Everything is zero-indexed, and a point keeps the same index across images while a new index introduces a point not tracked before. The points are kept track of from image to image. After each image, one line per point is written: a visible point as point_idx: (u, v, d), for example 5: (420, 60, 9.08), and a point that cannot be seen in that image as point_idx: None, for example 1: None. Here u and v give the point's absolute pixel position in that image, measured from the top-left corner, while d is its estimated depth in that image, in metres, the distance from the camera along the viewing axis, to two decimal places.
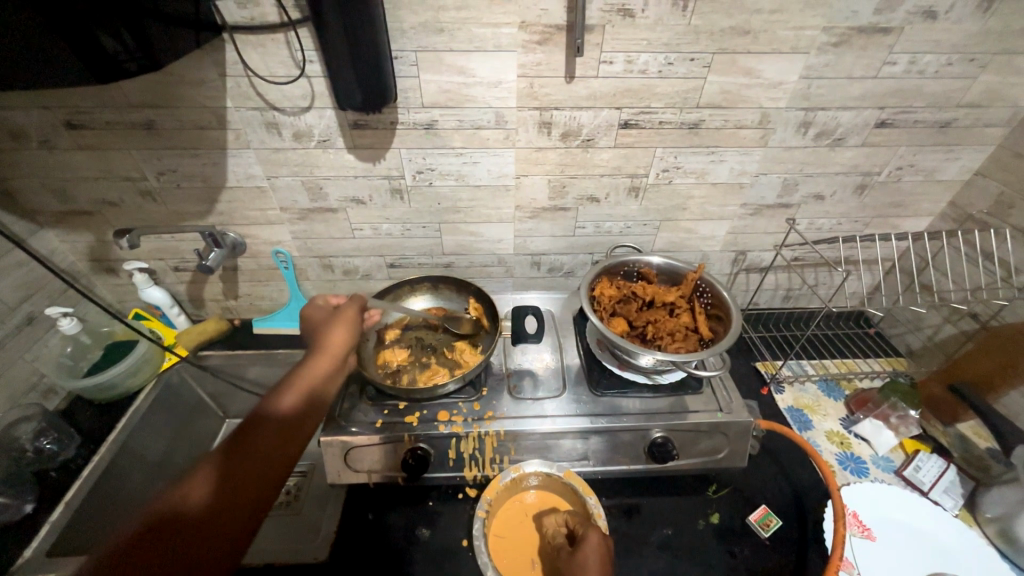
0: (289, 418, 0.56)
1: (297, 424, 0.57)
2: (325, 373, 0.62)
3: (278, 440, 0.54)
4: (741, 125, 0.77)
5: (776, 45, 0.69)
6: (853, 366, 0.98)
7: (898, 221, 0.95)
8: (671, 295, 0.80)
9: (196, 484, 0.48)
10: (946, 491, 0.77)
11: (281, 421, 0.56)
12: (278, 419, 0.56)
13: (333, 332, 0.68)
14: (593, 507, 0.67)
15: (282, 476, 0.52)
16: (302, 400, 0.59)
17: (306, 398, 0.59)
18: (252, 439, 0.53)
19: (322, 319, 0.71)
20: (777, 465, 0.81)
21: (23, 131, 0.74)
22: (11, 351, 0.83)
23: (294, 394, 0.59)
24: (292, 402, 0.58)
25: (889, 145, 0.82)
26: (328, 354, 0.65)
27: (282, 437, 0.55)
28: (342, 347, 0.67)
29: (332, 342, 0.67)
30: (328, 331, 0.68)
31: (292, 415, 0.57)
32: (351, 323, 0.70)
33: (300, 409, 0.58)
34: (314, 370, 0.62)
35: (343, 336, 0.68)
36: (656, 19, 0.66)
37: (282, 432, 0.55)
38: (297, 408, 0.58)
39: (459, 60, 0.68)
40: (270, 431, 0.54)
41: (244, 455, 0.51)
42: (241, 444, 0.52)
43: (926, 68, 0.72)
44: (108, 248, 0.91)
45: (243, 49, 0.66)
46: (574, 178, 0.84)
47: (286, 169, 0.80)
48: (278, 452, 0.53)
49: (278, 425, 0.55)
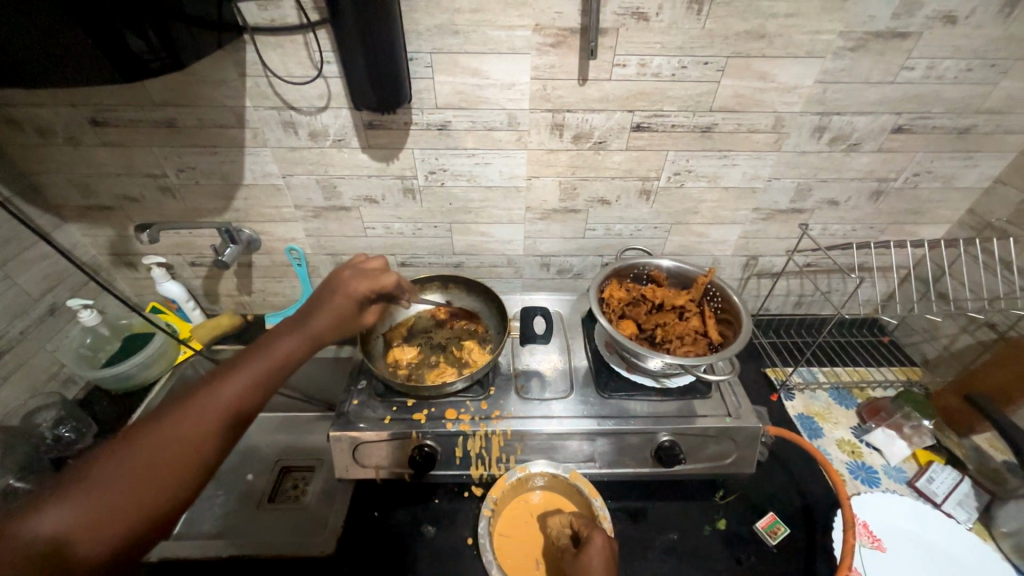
0: (236, 395, 0.45)
1: (261, 392, 0.47)
2: (314, 347, 0.53)
3: (199, 438, 0.41)
4: (754, 129, 0.77)
5: (791, 49, 0.68)
6: (865, 374, 0.97)
7: (915, 228, 0.93)
8: (681, 299, 0.79)
9: (126, 493, 0.37)
10: (959, 504, 0.76)
11: (214, 406, 0.43)
12: (219, 403, 0.43)
13: (344, 316, 0.57)
14: (599, 509, 0.68)
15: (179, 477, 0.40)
16: (256, 380, 0.46)
17: (265, 381, 0.47)
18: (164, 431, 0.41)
19: (350, 296, 0.59)
20: (787, 472, 0.80)
21: (50, 128, 0.76)
22: (33, 341, 0.85)
23: (275, 353, 0.49)
24: (246, 380, 0.46)
25: (906, 151, 0.81)
26: (322, 329, 0.54)
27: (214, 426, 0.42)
28: (339, 332, 0.57)
29: (340, 317, 0.57)
30: (341, 307, 0.58)
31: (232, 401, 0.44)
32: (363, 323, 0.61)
33: (258, 389, 0.46)
34: (296, 338, 0.51)
35: (337, 325, 0.56)
36: (670, 22, 0.66)
37: (214, 424, 0.42)
38: (252, 391, 0.46)
39: (473, 62, 0.69)
40: (195, 430, 0.41)
41: (166, 465, 0.39)
42: (165, 447, 0.40)
43: (945, 73, 0.71)
44: (128, 243, 0.94)
45: (262, 50, 0.68)
46: (585, 180, 0.84)
47: (301, 167, 0.81)
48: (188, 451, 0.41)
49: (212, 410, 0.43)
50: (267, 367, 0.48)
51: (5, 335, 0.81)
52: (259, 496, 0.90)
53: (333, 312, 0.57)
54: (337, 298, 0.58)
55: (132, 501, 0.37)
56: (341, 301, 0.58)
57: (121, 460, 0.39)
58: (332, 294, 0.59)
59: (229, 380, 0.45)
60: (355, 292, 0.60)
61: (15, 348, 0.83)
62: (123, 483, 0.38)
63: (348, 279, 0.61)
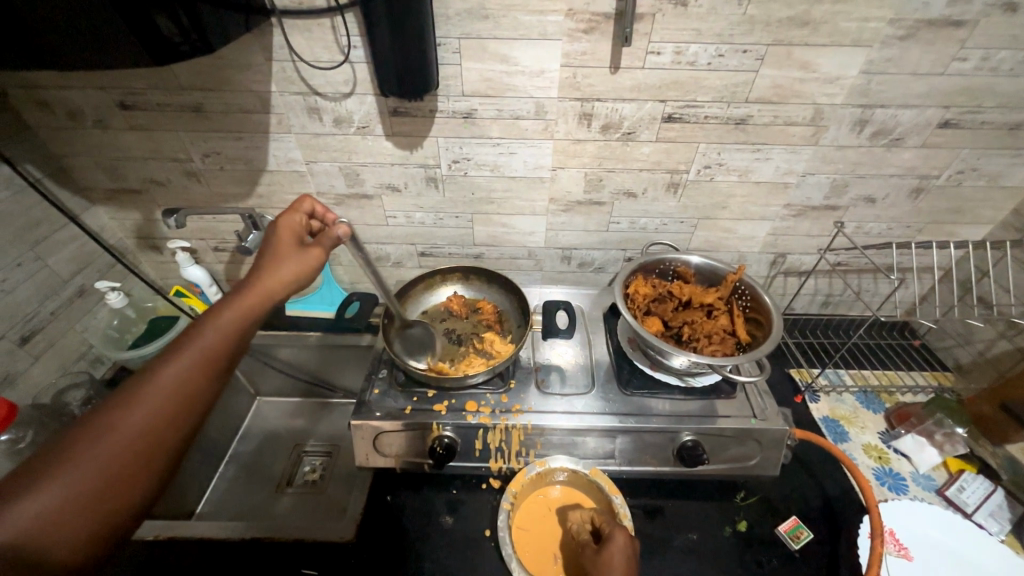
0: (182, 383, 0.42)
1: (214, 375, 0.44)
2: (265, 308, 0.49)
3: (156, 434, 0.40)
4: (791, 122, 0.74)
5: (837, 37, 0.65)
6: (895, 378, 0.94)
7: (954, 228, 0.89)
8: (709, 296, 0.77)
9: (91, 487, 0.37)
10: (991, 515, 0.74)
11: (163, 396, 0.41)
12: (164, 392, 0.41)
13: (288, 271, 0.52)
14: (618, 507, 0.67)
15: (143, 468, 0.39)
16: (205, 359, 0.43)
17: (208, 365, 0.43)
18: (124, 423, 0.39)
19: (286, 244, 0.54)
20: (810, 476, 0.79)
21: (79, 110, 0.77)
22: (64, 320, 0.87)
23: (220, 328, 0.45)
24: (188, 368, 0.42)
25: (952, 146, 0.77)
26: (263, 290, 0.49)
27: (167, 416, 0.41)
28: (288, 286, 0.52)
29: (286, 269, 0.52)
30: (285, 256, 0.53)
31: (188, 389, 0.42)
32: (310, 270, 0.54)
33: (205, 373, 0.43)
34: (243, 304, 0.47)
35: (293, 277, 0.52)
36: (709, 9, 0.63)
37: (166, 417, 0.41)
38: (202, 377, 0.43)
39: (502, 48, 0.67)
40: (146, 425, 0.40)
41: (122, 464, 0.38)
42: (117, 446, 0.38)
43: (1001, 65, 0.67)
44: (154, 227, 0.95)
45: (290, 34, 0.67)
46: (611, 171, 0.82)
47: (324, 154, 0.81)
48: (153, 440, 0.40)
49: (165, 399, 0.41)
50: (213, 346, 0.44)
51: (37, 316, 0.82)
52: (277, 479, 0.92)
53: (280, 268, 0.52)
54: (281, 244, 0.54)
55: (101, 499, 0.37)
56: (285, 250, 0.53)
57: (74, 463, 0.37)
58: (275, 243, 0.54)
59: (168, 362, 0.42)
60: (288, 233, 0.56)
61: (46, 327, 0.84)
62: (83, 482, 0.37)
63: (282, 231, 0.56)
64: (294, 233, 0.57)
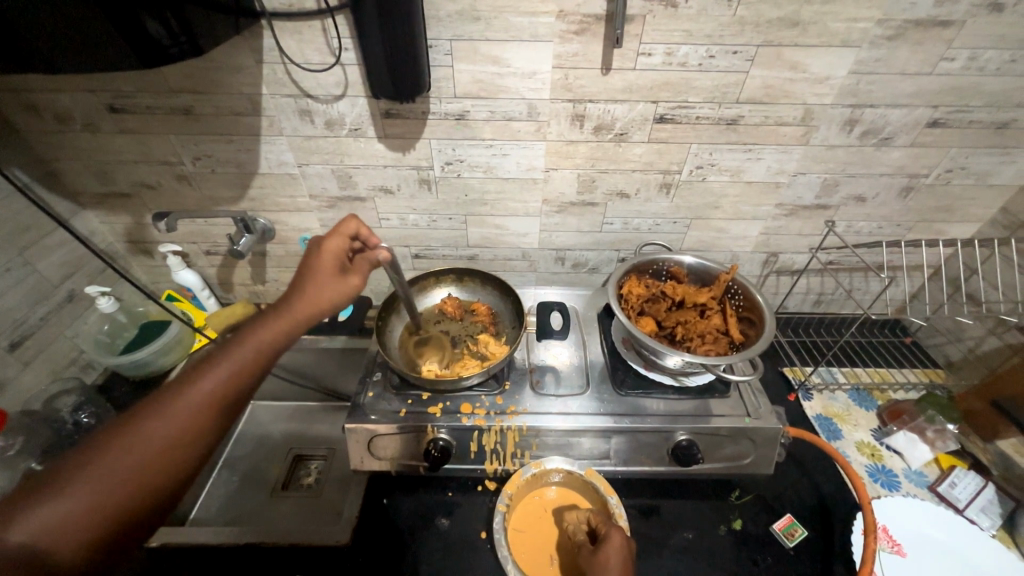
0: (213, 394, 0.43)
1: (243, 390, 0.45)
2: (295, 333, 0.50)
3: (182, 445, 0.41)
4: (782, 122, 0.74)
5: (826, 37, 0.65)
6: (887, 376, 0.95)
7: (944, 226, 0.90)
8: (702, 296, 0.78)
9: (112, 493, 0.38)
10: (982, 510, 0.74)
11: (193, 406, 0.42)
12: (195, 403, 0.42)
13: (323, 294, 0.54)
14: (615, 507, 0.68)
15: (164, 478, 0.40)
16: (230, 378, 0.45)
17: (238, 379, 0.45)
18: (153, 430, 0.40)
19: (326, 268, 0.56)
20: (805, 474, 0.79)
21: (68, 114, 0.76)
22: (54, 326, 0.86)
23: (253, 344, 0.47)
24: (219, 381, 0.44)
25: (940, 145, 0.78)
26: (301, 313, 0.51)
27: (192, 430, 0.42)
28: (324, 309, 0.54)
29: (319, 296, 0.54)
30: (322, 280, 0.55)
31: (216, 401, 0.43)
32: (346, 293, 0.56)
33: (234, 386, 0.45)
34: (278, 324, 0.49)
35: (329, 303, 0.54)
36: (699, 10, 0.63)
37: (193, 429, 0.42)
38: (231, 391, 0.44)
39: (494, 49, 0.67)
40: (172, 435, 0.41)
41: (145, 472, 0.39)
42: (137, 459, 0.39)
43: (987, 64, 0.68)
44: (145, 230, 0.94)
45: (280, 36, 0.67)
46: (604, 172, 0.82)
47: (317, 157, 0.80)
48: (180, 450, 0.41)
49: (193, 411, 0.42)
50: (246, 361, 0.46)
51: (26, 321, 0.81)
52: (271, 484, 0.91)
53: (317, 290, 0.54)
54: (318, 268, 0.56)
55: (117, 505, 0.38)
56: (324, 273, 0.55)
57: (100, 466, 0.38)
58: (316, 265, 0.56)
59: (201, 375, 0.44)
60: (330, 255, 0.57)
61: (35, 333, 0.83)
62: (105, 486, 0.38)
63: (326, 254, 0.57)
64: (337, 257, 0.58)
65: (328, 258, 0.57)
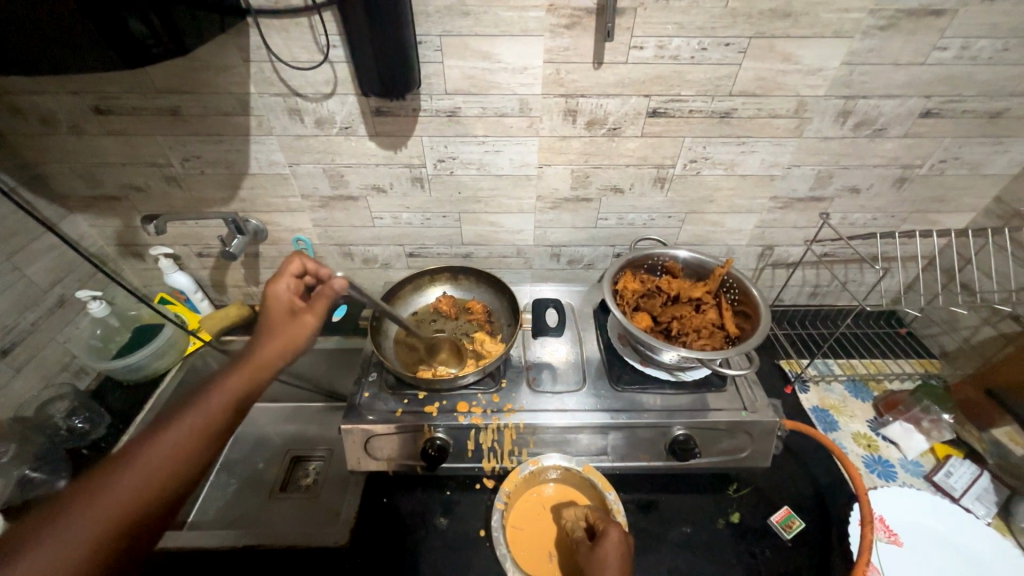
0: (182, 446, 0.43)
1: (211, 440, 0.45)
2: (259, 381, 0.51)
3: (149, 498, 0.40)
4: (775, 114, 0.74)
5: (818, 28, 0.65)
6: (882, 367, 0.95)
7: (938, 217, 0.90)
8: (697, 291, 0.77)
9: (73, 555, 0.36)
10: (978, 499, 0.75)
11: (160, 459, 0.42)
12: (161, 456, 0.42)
13: (282, 337, 0.55)
14: (612, 503, 0.68)
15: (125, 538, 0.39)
16: (198, 431, 0.45)
17: (207, 429, 0.45)
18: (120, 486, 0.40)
19: (280, 313, 0.57)
20: (802, 466, 0.79)
21: (53, 116, 0.75)
22: (45, 331, 0.85)
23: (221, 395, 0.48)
24: (189, 433, 0.44)
25: (933, 136, 0.77)
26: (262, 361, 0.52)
27: (159, 484, 0.41)
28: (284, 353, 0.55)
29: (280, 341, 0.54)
30: (279, 325, 0.56)
31: (184, 454, 0.43)
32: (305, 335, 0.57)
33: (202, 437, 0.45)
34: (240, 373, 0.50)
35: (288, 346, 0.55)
36: (691, 2, 0.63)
37: (160, 482, 0.41)
38: (201, 441, 0.45)
39: (485, 45, 0.67)
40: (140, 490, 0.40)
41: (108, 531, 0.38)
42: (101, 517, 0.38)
43: (980, 53, 0.68)
44: (135, 233, 0.93)
45: (267, 34, 0.66)
46: (598, 168, 0.82)
47: (308, 156, 0.80)
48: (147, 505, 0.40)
49: (161, 465, 0.42)
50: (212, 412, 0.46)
51: (15, 327, 0.80)
52: (270, 486, 0.91)
53: (276, 335, 0.55)
54: (272, 315, 0.57)
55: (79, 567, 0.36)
56: (278, 319, 0.57)
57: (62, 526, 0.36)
58: (269, 312, 0.57)
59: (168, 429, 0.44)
60: (283, 300, 0.59)
61: (25, 339, 0.82)
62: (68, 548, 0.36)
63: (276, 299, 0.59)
64: (288, 300, 0.59)
65: (281, 304, 0.58)
